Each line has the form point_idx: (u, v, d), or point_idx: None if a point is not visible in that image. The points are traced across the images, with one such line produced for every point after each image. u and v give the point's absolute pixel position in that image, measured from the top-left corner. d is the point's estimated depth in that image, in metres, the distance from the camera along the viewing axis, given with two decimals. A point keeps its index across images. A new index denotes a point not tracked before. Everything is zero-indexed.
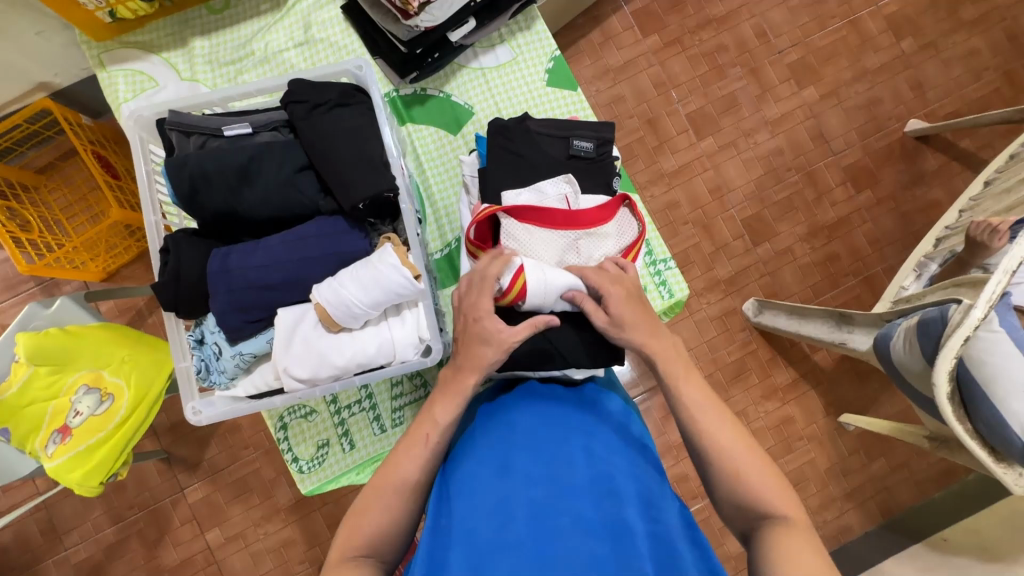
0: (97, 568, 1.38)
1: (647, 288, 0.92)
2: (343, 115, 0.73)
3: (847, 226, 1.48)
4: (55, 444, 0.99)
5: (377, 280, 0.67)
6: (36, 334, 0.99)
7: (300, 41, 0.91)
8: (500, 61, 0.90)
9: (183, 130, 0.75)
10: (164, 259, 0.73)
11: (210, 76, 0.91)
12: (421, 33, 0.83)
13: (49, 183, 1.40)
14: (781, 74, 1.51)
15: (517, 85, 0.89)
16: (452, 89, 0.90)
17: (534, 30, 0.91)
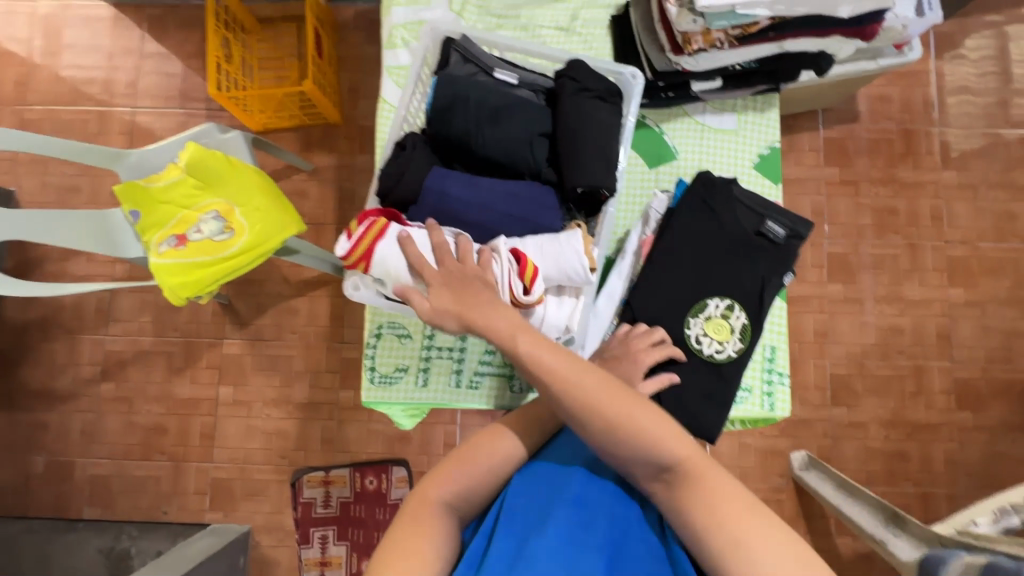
0: (121, 365, 1.47)
1: (751, 390, 0.87)
2: (601, 109, 0.78)
3: (930, 434, 1.41)
4: (168, 245, 1.08)
5: (558, 257, 0.73)
6: (204, 150, 1.09)
7: (561, 26, 0.95)
8: (723, 126, 0.93)
9: (464, 56, 0.83)
10: (396, 152, 0.80)
11: (474, 17, 0.95)
12: (674, 70, 0.88)
13: (262, 34, 1.54)
14: (937, 262, 1.47)
15: (729, 153, 0.92)
16: (670, 129, 0.93)
17: (767, 115, 0.93)
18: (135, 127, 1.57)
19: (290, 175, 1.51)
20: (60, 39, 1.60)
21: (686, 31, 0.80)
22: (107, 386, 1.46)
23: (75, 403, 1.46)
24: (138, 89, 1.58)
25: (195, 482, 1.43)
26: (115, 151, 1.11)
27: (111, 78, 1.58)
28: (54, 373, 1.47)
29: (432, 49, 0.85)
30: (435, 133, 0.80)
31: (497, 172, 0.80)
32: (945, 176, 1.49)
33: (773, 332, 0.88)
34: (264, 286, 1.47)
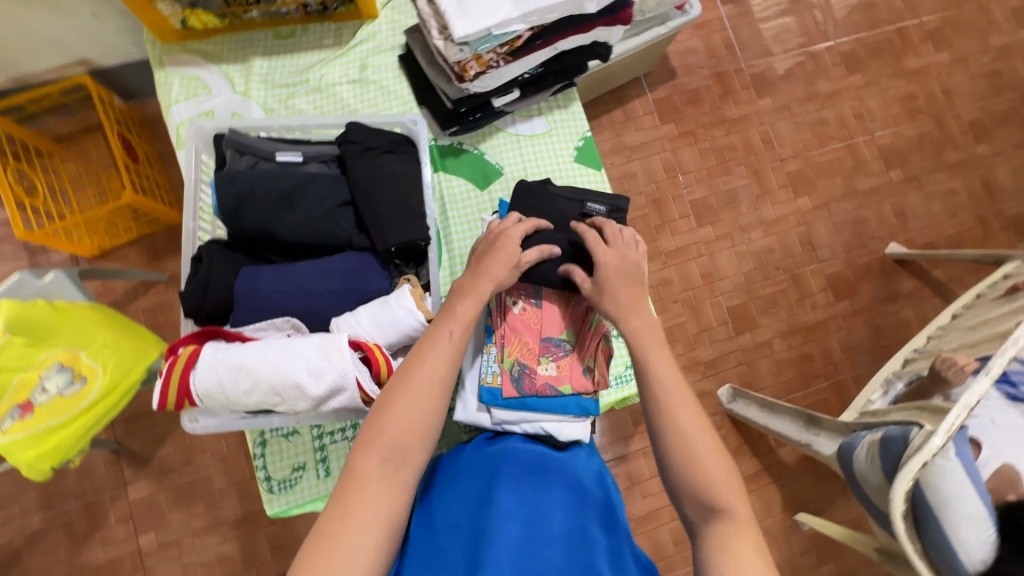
0: (14, 557, 1.29)
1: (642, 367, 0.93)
2: (390, 161, 0.80)
3: (823, 330, 1.56)
4: (12, 420, 0.94)
5: (392, 319, 0.72)
6: (20, 303, 0.94)
7: (354, 78, 0.96)
8: (535, 131, 0.97)
9: (239, 149, 0.81)
10: (196, 265, 0.79)
11: (262, 94, 0.96)
12: (468, 95, 0.85)
13: (64, 153, 1.40)
14: (780, 180, 1.62)
15: (548, 156, 0.96)
16: (487, 148, 0.95)
17: (571, 110, 0.98)
18: None
19: (147, 291, 1.39)
20: None
21: (458, 60, 0.75)
22: None
23: None
24: None
25: None
26: None
27: None
28: None
29: (205, 146, 0.88)
30: (236, 232, 0.79)
31: (314, 251, 0.80)
32: (762, 104, 1.65)
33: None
34: (154, 415, 1.35)
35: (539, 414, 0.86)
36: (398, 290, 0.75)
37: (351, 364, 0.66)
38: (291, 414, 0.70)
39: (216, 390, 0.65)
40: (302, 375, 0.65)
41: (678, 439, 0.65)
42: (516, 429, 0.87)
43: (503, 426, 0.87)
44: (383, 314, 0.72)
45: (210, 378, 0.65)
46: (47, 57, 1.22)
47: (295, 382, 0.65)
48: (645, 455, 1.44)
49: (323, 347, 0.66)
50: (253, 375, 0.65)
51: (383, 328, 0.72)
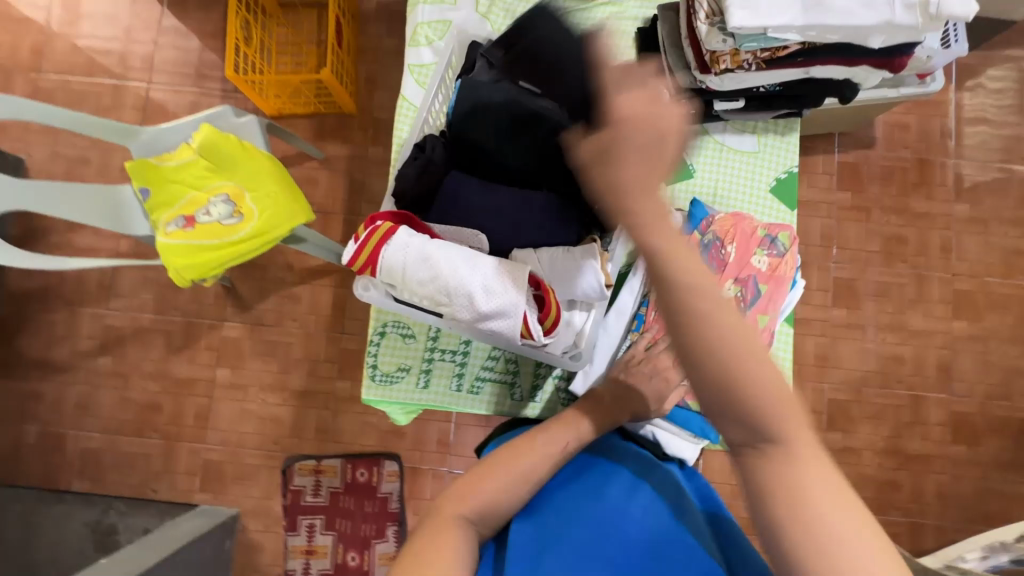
0: (120, 339, 1.46)
1: None
2: None
3: (923, 465, 1.41)
4: (177, 226, 1.07)
5: (572, 272, 0.75)
6: (218, 133, 1.09)
7: (589, 36, 0.98)
8: (742, 147, 0.93)
9: (490, 64, 0.85)
10: (418, 153, 0.84)
11: (500, 21, 0.98)
12: (696, 88, 0.90)
13: (282, 18, 1.52)
14: (943, 294, 1.46)
15: (744, 176, 0.92)
16: (688, 145, 0.94)
17: (787, 139, 0.93)
18: (148, 102, 1.56)
19: (302, 162, 1.50)
20: (78, 7, 1.58)
21: (715, 50, 0.82)
22: (104, 361, 1.45)
23: (71, 375, 1.45)
24: (155, 65, 1.57)
25: (186, 461, 1.42)
26: (129, 127, 1.10)
27: (128, 50, 1.57)
28: (52, 344, 1.46)
29: (459, 52, 0.91)
30: (456, 137, 0.83)
31: (517, 182, 0.83)
32: (956, 209, 1.49)
33: (779, 358, 0.90)
34: (268, 271, 1.46)
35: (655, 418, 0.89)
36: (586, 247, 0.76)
37: (524, 299, 0.69)
38: (447, 320, 0.73)
39: (399, 273, 0.69)
40: (477, 288, 0.68)
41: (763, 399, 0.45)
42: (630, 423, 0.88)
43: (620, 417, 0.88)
44: (564, 263, 0.76)
45: (400, 258, 0.68)
46: None
47: (469, 292, 0.68)
48: None
49: (505, 272, 0.69)
50: (437, 270, 0.68)
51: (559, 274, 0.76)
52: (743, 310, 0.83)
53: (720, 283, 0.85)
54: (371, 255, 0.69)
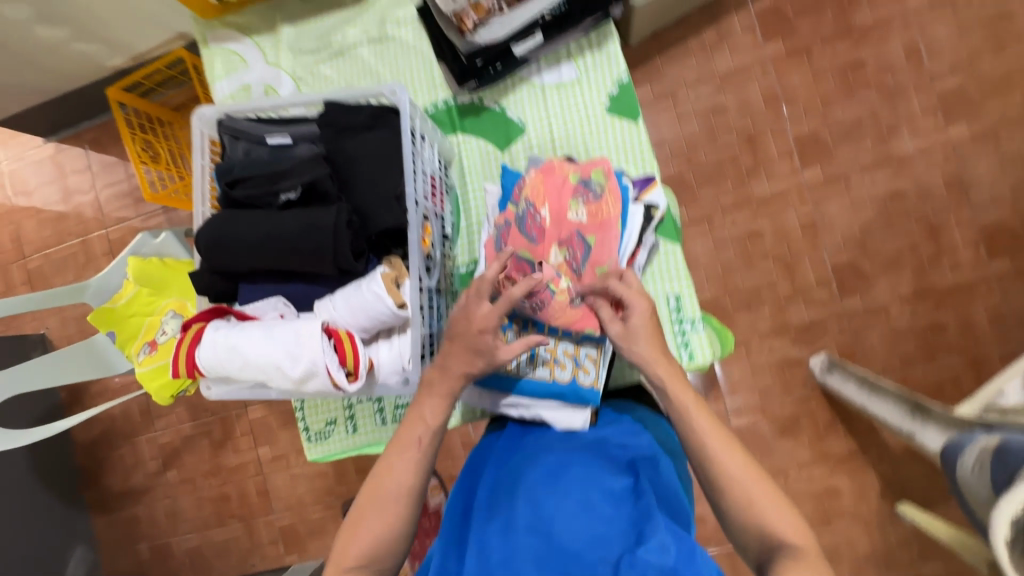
0: (175, 452, 1.64)
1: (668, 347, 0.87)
2: (369, 139, 0.79)
3: (965, 295, 1.25)
4: (145, 353, 1.16)
5: (363, 306, 0.74)
6: (143, 262, 1.19)
7: (375, 37, 0.96)
8: (563, 79, 0.90)
9: (234, 135, 0.84)
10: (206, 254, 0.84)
11: (291, 63, 0.99)
12: (481, 46, 0.84)
13: (182, 120, 1.59)
14: (925, 103, 1.27)
15: (576, 108, 0.89)
16: (509, 103, 0.91)
17: (606, 49, 0.89)
18: (113, 244, 1.70)
19: None
20: (27, 188, 1.75)
21: (456, 12, 0.78)
22: (171, 473, 1.64)
23: (153, 494, 1.66)
24: (104, 210, 1.71)
25: (267, 533, 1.59)
26: (75, 286, 1.20)
27: (80, 208, 1.72)
28: (128, 475, 1.67)
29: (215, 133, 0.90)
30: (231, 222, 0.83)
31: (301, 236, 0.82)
32: (911, 3, 1.27)
33: (674, 280, 0.89)
34: None
35: (531, 398, 0.84)
36: (372, 274, 0.75)
37: (319, 350, 0.70)
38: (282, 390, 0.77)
39: (214, 363, 0.73)
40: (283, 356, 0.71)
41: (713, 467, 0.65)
42: (513, 413, 0.85)
43: (499, 408, 0.86)
44: (349, 302, 0.75)
45: (208, 356, 0.72)
46: (152, 35, 1.37)
47: (272, 363, 0.71)
48: None
49: (302, 332, 0.71)
50: (241, 353, 0.72)
51: (352, 314, 0.75)
52: (579, 270, 0.80)
53: (545, 251, 0.81)
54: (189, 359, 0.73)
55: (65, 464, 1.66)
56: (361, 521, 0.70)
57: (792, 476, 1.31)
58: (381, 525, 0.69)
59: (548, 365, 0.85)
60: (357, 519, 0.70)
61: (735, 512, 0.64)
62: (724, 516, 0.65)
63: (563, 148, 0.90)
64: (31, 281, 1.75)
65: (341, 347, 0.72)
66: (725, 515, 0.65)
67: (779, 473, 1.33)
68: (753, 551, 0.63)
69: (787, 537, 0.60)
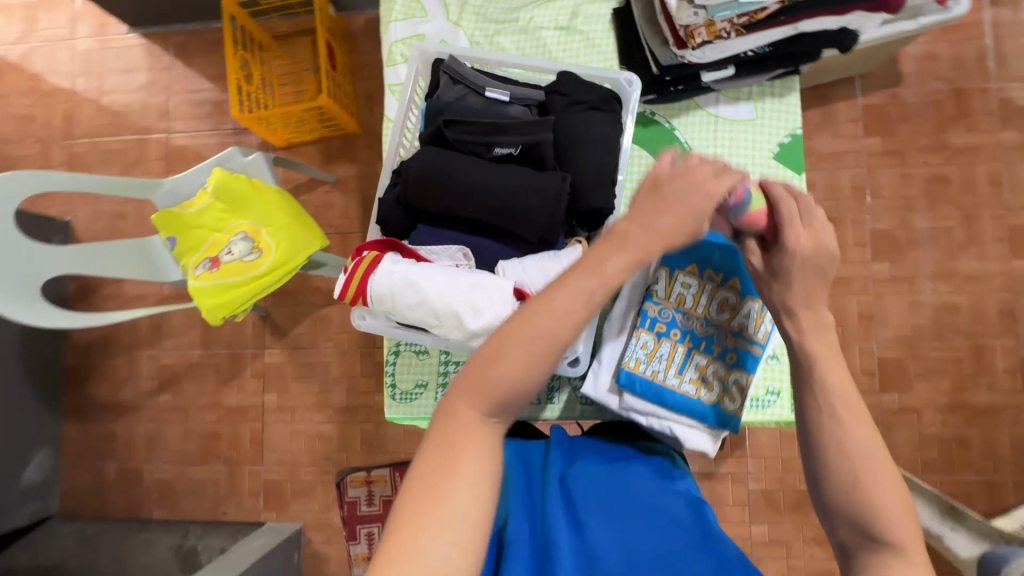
0: (176, 376, 1.56)
1: (780, 394, 0.91)
2: (593, 119, 0.83)
3: (994, 418, 1.31)
4: (204, 268, 1.13)
5: (558, 274, 0.76)
6: (229, 175, 1.14)
7: (562, 25, 0.98)
8: (739, 116, 0.93)
9: (453, 77, 0.86)
10: (393, 182, 0.85)
11: (473, 26, 1.00)
12: (679, 64, 0.90)
13: (278, 50, 1.56)
14: (997, 232, 1.34)
15: (746, 144, 0.92)
16: (680, 123, 0.95)
17: (786, 100, 0.94)
18: (170, 151, 1.65)
19: (314, 187, 1.55)
20: (95, 70, 1.68)
21: (688, 24, 0.82)
22: (165, 397, 1.56)
23: (139, 414, 1.57)
24: (170, 115, 1.65)
25: (249, 482, 1.52)
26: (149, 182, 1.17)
27: (145, 106, 1.66)
28: (117, 387, 1.58)
29: (423, 69, 0.92)
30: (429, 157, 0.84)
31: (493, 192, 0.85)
32: (1004, 137, 1.36)
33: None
34: (298, 298, 1.52)
35: (669, 413, 0.85)
36: (571, 247, 0.78)
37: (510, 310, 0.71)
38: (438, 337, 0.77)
39: (391, 294, 0.73)
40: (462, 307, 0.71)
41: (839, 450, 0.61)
42: (643, 421, 0.86)
43: (629, 413, 0.87)
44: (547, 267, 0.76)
45: (386, 285, 0.73)
46: None
47: (455, 313, 0.71)
48: (733, 481, 1.37)
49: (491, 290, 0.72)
50: (421, 294, 0.72)
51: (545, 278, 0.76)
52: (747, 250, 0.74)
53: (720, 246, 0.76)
54: (360, 283, 0.74)
55: (54, 359, 1.57)
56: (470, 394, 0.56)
57: (795, 550, 1.33)
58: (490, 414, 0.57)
59: (694, 383, 0.85)
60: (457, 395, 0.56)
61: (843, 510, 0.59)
62: (843, 511, 0.59)
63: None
64: (71, 165, 1.67)
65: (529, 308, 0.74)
66: (841, 508, 0.59)
67: (782, 545, 1.34)
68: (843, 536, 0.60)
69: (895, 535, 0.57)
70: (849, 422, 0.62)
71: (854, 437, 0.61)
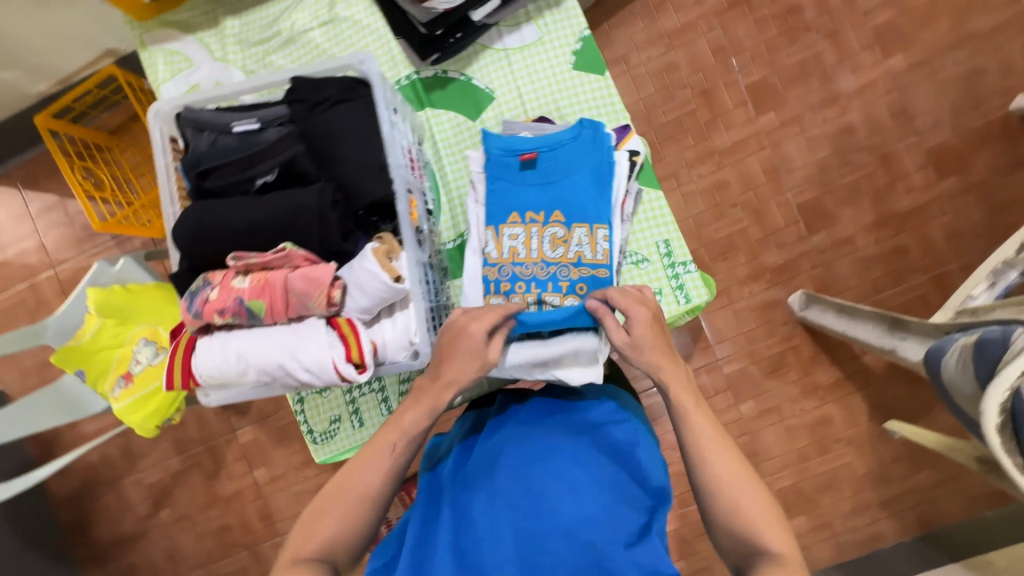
0: (166, 490, 1.57)
1: (665, 291, 0.98)
2: (342, 112, 0.80)
3: (922, 216, 1.32)
4: (121, 387, 1.10)
5: (361, 283, 0.76)
6: (104, 290, 1.12)
7: (325, 20, 1.02)
8: (525, 40, 0.99)
9: (196, 126, 0.85)
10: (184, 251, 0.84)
11: (241, 57, 1.05)
12: (439, 15, 0.93)
13: (121, 143, 1.50)
14: (863, 39, 1.32)
15: (541, 66, 0.99)
16: (474, 72, 1.00)
17: (564, 8, 0.99)
18: (64, 284, 1.60)
19: None
20: None
21: None
22: (164, 513, 1.57)
23: (147, 537, 1.58)
24: (48, 250, 1.60)
25: (275, 556, 1.54)
26: (30, 328, 1.12)
27: (21, 251, 1.61)
28: (117, 522, 1.59)
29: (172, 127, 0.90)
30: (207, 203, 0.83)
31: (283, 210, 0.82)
32: None
33: (663, 226, 0.99)
34: None
35: (549, 355, 0.88)
36: (363, 251, 0.77)
37: (324, 347, 0.74)
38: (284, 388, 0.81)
39: (212, 370, 0.76)
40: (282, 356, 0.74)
41: (723, 500, 0.67)
42: (528, 376, 0.90)
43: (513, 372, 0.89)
44: (350, 280, 0.76)
45: (205, 362, 0.75)
46: (79, 53, 1.30)
47: (279, 363, 0.74)
48: (708, 373, 1.39)
49: (305, 330, 0.75)
50: (242, 358, 0.75)
51: (357, 295, 0.77)
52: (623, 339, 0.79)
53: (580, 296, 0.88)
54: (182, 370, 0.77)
55: (46, 521, 1.57)
56: (321, 519, 0.68)
57: (786, 412, 1.36)
58: (342, 529, 0.68)
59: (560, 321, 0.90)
60: (322, 507, 0.69)
61: (719, 517, 0.67)
62: None
63: (534, 107, 0.99)
64: None
65: (348, 341, 0.76)
66: None
67: (775, 411, 1.37)
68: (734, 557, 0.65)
69: (770, 544, 0.63)
70: (748, 501, 0.66)
71: (720, 473, 0.68)
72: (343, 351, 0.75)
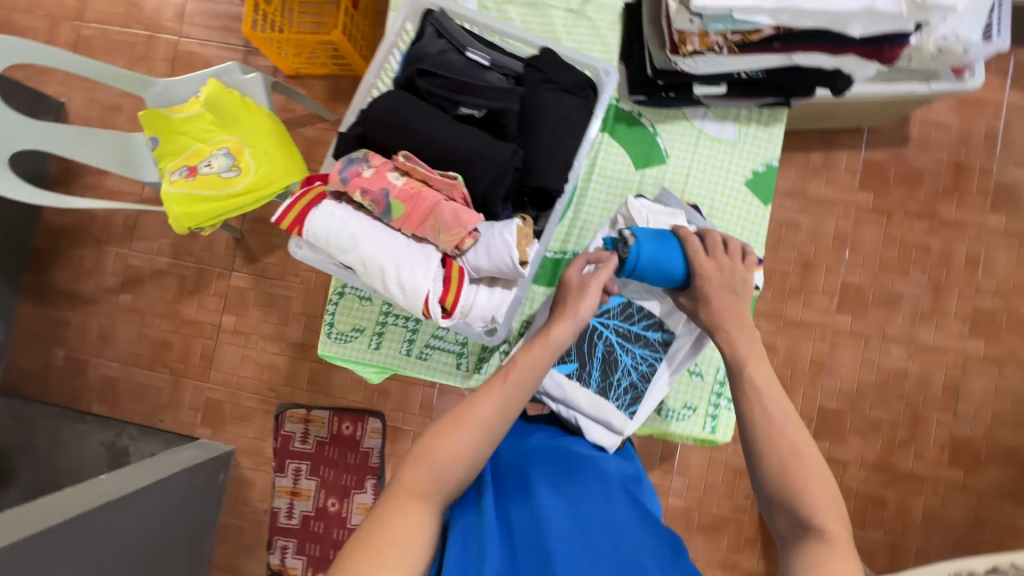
0: (140, 279, 1.57)
1: (699, 410, 0.93)
2: (565, 99, 0.87)
3: (914, 485, 1.35)
4: (180, 175, 1.13)
5: (492, 247, 0.80)
6: (222, 88, 1.13)
7: (572, 8, 1.02)
8: (722, 133, 0.99)
9: (438, 30, 0.91)
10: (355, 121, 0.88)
11: None
12: (672, 70, 0.92)
13: None
14: (962, 310, 1.37)
15: (723, 164, 0.99)
16: (663, 130, 1.00)
17: (770, 130, 0.99)
18: (177, 55, 1.62)
19: (315, 123, 1.54)
20: None
21: (684, 30, 0.81)
22: (125, 297, 1.57)
23: (96, 307, 1.57)
24: (184, 19, 1.62)
25: (191, 396, 1.54)
26: (143, 77, 1.16)
27: (161, 4, 1.63)
28: (79, 277, 1.58)
29: (413, 17, 0.94)
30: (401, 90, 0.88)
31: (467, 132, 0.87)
32: (990, 221, 1.37)
33: None
34: (274, 227, 1.52)
35: (581, 402, 0.88)
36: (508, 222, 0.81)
37: (428, 279, 0.77)
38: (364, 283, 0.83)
39: (325, 230, 0.78)
40: (389, 262, 0.77)
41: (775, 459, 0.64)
42: (552, 406, 0.89)
43: (541, 396, 0.89)
44: (486, 236, 0.80)
45: (323, 222, 0.78)
46: None
47: (382, 266, 0.77)
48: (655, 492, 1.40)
49: (421, 256, 0.78)
50: (353, 239, 0.77)
51: (480, 252, 0.81)
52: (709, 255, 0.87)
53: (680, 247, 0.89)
54: (298, 214, 0.79)
55: (21, 236, 1.56)
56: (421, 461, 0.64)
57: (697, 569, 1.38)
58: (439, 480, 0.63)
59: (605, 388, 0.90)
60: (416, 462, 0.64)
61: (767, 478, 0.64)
62: None
63: (692, 195, 0.99)
64: (76, 48, 1.65)
65: (451, 288, 0.79)
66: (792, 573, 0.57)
67: None
68: (782, 527, 0.62)
69: (823, 521, 0.59)
70: (807, 467, 0.63)
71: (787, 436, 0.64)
72: (441, 294, 0.78)
